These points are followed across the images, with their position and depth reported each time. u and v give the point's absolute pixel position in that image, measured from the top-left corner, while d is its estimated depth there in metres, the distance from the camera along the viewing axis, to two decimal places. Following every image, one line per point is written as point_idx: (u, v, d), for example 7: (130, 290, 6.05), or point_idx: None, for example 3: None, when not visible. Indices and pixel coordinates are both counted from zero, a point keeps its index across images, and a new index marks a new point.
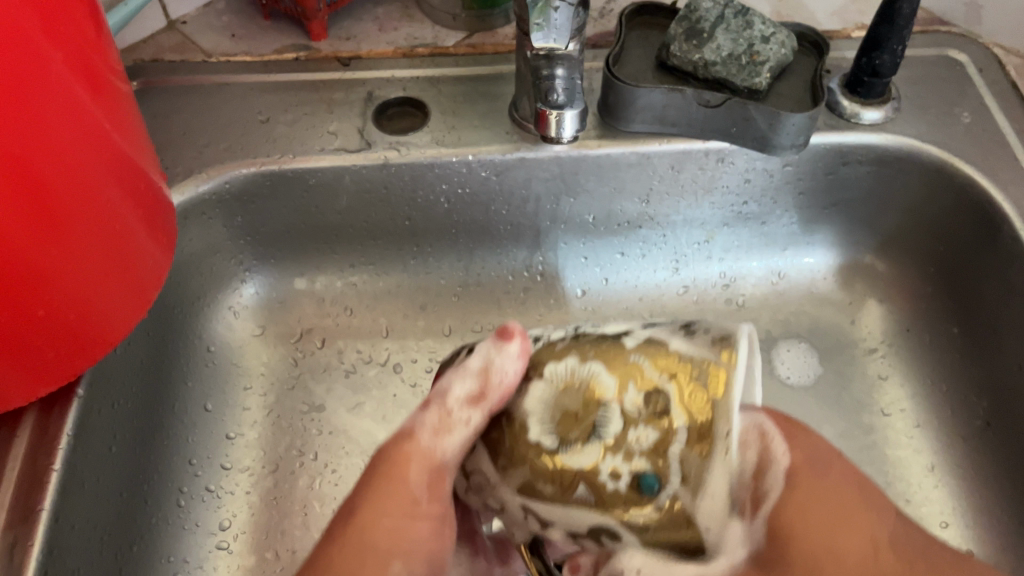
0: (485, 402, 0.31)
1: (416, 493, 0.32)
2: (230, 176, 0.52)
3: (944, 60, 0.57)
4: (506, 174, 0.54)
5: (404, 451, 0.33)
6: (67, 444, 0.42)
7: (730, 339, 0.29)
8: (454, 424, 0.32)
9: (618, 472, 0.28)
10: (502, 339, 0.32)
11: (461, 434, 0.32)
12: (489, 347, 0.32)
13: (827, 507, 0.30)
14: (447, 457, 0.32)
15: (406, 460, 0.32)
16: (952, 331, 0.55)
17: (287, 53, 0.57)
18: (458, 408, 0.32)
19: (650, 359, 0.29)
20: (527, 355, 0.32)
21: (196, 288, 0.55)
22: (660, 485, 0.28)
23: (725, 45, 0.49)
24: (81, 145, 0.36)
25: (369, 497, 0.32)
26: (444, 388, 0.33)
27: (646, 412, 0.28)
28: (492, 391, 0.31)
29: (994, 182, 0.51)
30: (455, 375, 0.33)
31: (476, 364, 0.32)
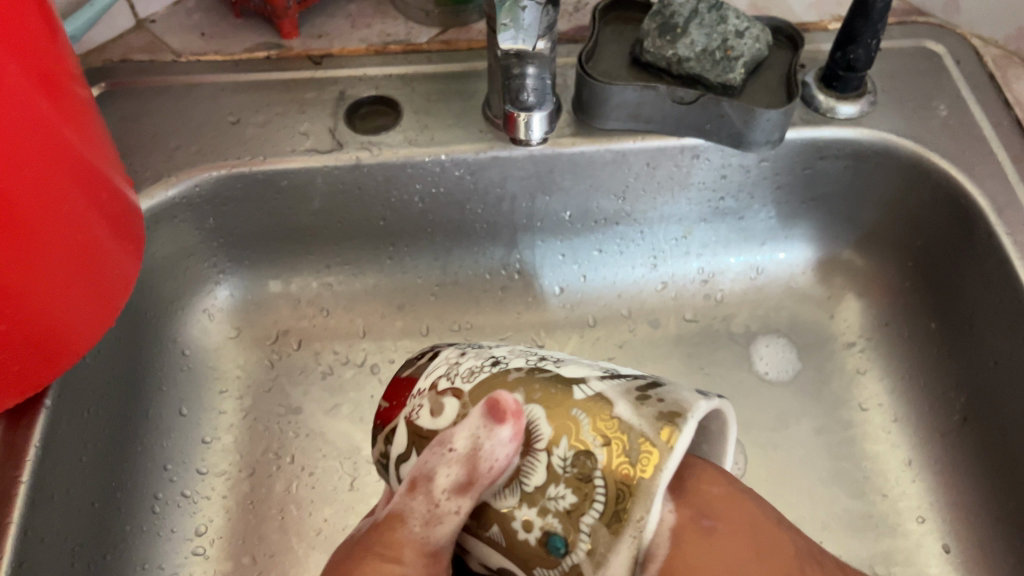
0: (475, 489, 0.30)
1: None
2: (200, 179, 0.51)
3: (922, 52, 0.57)
4: (480, 173, 0.53)
5: (392, 537, 0.29)
6: (35, 457, 0.41)
7: (675, 419, 0.30)
8: (443, 514, 0.30)
9: (530, 527, 0.30)
10: (495, 418, 0.30)
11: (451, 524, 0.30)
12: (480, 427, 0.30)
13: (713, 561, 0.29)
14: (440, 545, 0.30)
15: (397, 545, 0.29)
16: (930, 325, 0.55)
17: (258, 52, 0.56)
18: (446, 498, 0.30)
19: (591, 419, 0.30)
20: (518, 437, 0.30)
21: (170, 292, 0.54)
22: (566, 549, 0.29)
23: (699, 41, 0.49)
24: (40, 155, 0.35)
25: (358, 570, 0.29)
26: (428, 468, 0.30)
27: (570, 472, 0.30)
28: (483, 479, 0.30)
29: (970, 177, 0.51)
30: (440, 457, 0.30)
31: (463, 445, 0.30)
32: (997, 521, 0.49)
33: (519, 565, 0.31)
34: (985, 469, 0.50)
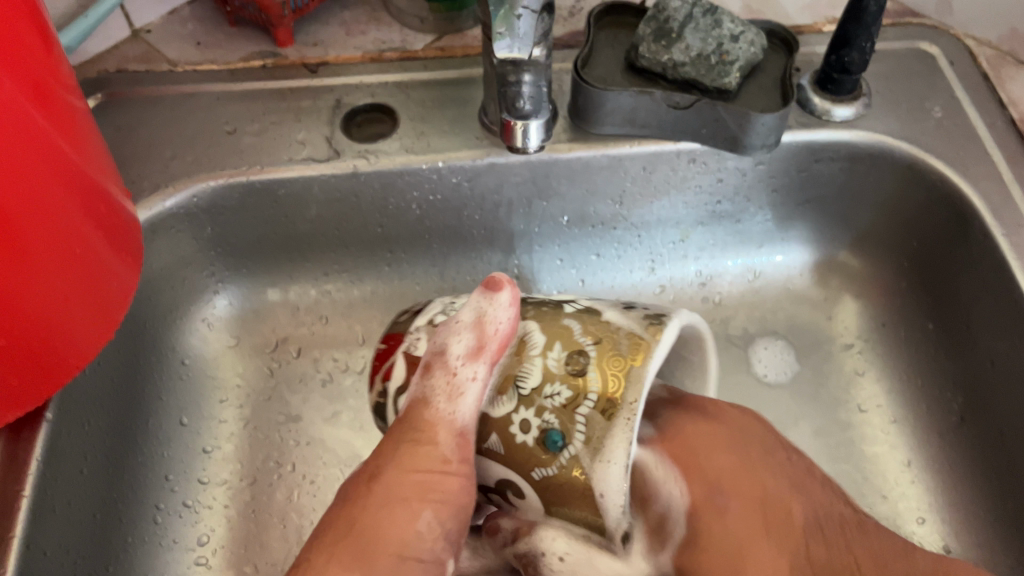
0: (484, 354, 0.36)
1: (445, 452, 0.34)
2: (198, 189, 0.51)
3: (915, 53, 0.57)
4: (477, 179, 0.53)
5: (426, 419, 0.35)
6: (37, 470, 0.42)
7: (658, 322, 0.37)
8: (462, 383, 0.36)
9: (529, 425, 0.35)
10: (490, 291, 0.38)
11: (471, 395, 0.36)
12: (481, 300, 0.37)
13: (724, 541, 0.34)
14: (464, 419, 0.35)
15: (431, 426, 0.35)
16: (927, 326, 0.55)
17: (253, 60, 0.56)
18: (463, 366, 0.36)
19: (582, 326, 0.37)
20: (516, 304, 0.37)
21: (169, 302, 0.54)
22: (564, 443, 0.34)
23: (694, 45, 0.49)
24: (37, 169, 0.35)
25: (397, 454, 0.34)
26: (438, 352, 0.37)
27: (566, 370, 0.35)
28: (490, 343, 0.36)
29: (965, 178, 0.51)
30: (450, 334, 0.37)
31: (468, 317, 0.37)
32: (997, 521, 0.49)
33: (519, 469, 0.36)
34: (985, 469, 0.50)
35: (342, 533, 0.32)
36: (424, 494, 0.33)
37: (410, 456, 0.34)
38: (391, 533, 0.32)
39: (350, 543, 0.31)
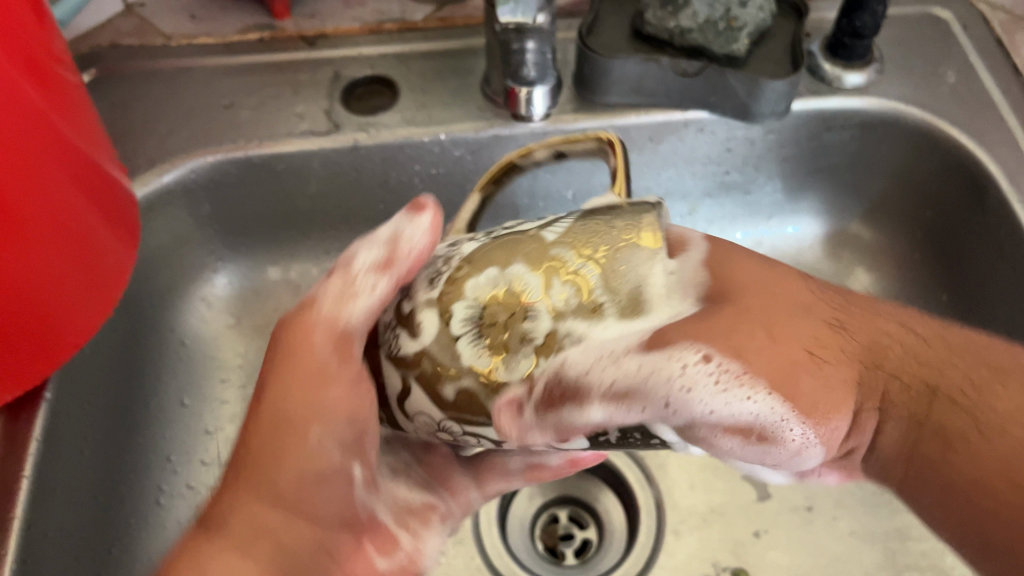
0: (392, 269, 0.33)
1: (321, 356, 0.34)
2: (195, 165, 0.50)
3: (928, 18, 0.56)
4: (481, 152, 0.52)
5: (305, 319, 0.35)
6: (37, 451, 0.41)
7: None
8: (361, 290, 0.34)
9: None
10: (413, 210, 0.35)
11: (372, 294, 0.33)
12: (400, 220, 0.35)
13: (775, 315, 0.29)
14: (349, 320, 0.34)
15: (309, 328, 0.35)
16: (941, 299, 0.54)
17: (250, 33, 0.55)
18: (365, 276, 0.34)
19: None
20: (436, 228, 0.35)
21: (168, 281, 0.53)
22: None
23: (703, 10, 0.47)
24: (32, 144, 0.34)
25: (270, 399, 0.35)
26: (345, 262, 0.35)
27: None
28: (400, 259, 0.33)
29: (980, 144, 0.50)
30: (361, 243, 0.35)
31: (384, 233, 0.35)
32: None
33: None
34: None
35: (239, 470, 0.34)
36: (315, 411, 0.34)
37: (297, 375, 0.34)
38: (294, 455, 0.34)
39: (251, 476, 0.33)
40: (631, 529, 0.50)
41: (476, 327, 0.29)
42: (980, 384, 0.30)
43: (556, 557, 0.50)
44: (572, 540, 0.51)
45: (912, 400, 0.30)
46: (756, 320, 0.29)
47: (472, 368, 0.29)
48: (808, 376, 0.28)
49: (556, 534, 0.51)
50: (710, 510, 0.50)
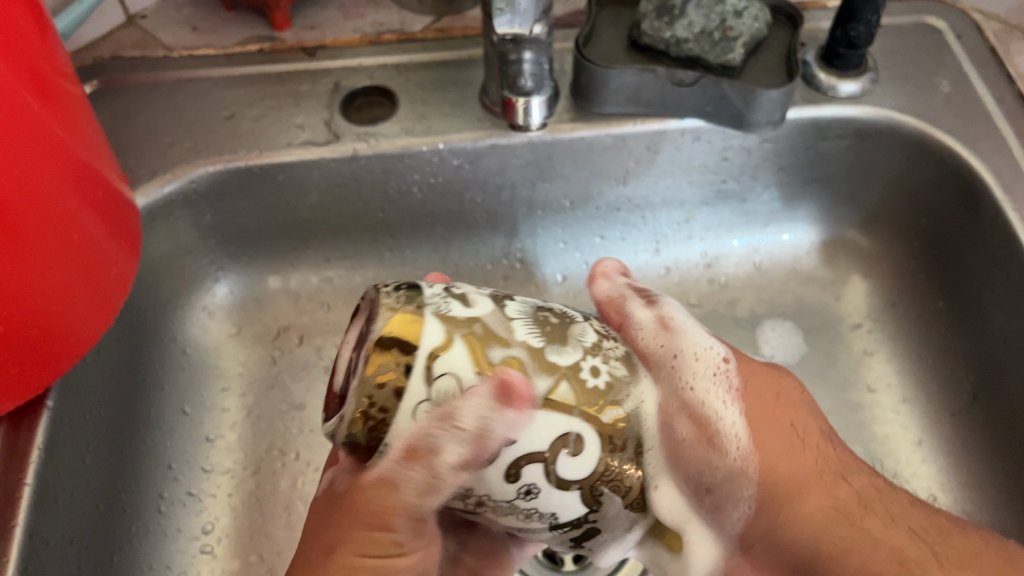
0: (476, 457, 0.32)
1: (397, 536, 0.37)
2: (196, 175, 0.51)
3: (922, 28, 0.56)
4: (479, 161, 0.53)
5: (385, 504, 0.35)
6: (39, 458, 0.41)
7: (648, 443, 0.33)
8: (439, 481, 0.32)
9: (597, 373, 0.32)
10: (502, 399, 0.30)
11: (478, 450, 0.31)
12: (487, 407, 0.30)
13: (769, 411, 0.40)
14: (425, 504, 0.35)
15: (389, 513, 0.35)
16: (937, 305, 0.54)
17: (250, 45, 0.56)
18: (451, 471, 0.32)
19: (587, 385, 0.32)
20: (523, 402, 0.30)
21: (169, 290, 0.54)
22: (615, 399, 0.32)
23: (697, 21, 0.48)
24: (34, 156, 0.35)
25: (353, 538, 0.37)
26: (424, 442, 0.31)
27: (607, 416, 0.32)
28: (492, 448, 0.31)
29: (975, 152, 0.50)
30: (436, 436, 0.31)
31: (468, 422, 0.30)
32: (1012, 500, 0.48)
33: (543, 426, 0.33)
34: (996, 447, 0.50)
35: None
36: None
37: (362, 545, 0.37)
38: None
39: None
40: None
41: (529, 322, 0.32)
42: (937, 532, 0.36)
43: (555, 564, 0.50)
44: None
45: (868, 496, 0.38)
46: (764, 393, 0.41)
47: (525, 343, 0.31)
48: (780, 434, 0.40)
49: None
50: None
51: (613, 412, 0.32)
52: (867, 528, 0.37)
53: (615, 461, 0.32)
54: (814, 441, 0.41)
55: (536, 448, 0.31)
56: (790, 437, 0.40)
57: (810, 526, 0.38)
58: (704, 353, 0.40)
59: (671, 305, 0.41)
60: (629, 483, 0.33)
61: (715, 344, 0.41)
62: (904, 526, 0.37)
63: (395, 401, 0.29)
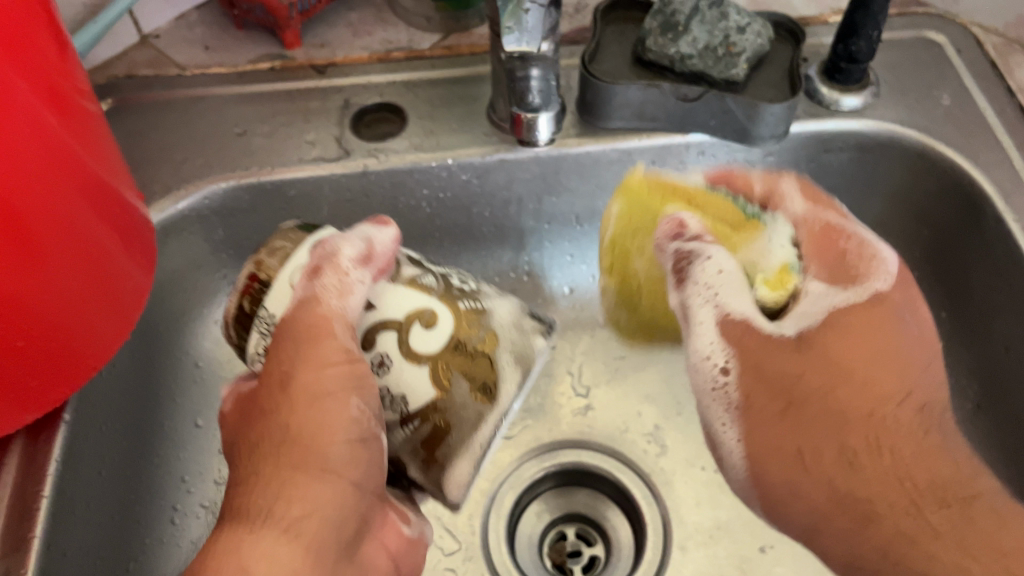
0: (373, 263, 0.39)
1: (344, 343, 0.38)
2: (209, 192, 0.51)
3: (922, 42, 0.57)
4: (487, 176, 0.54)
5: (317, 314, 0.37)
6: (56, 471, 0.42)
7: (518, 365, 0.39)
8: (345, 285, 0.38)
9: (470, 305, 0.38)
10: (378, 224, 0.41)
11: (359, 296, 0.38)
12: (369, 228, 0.41)
13: (861, 342, 0.43)
14: (351, 313, 0.38)
15: (322, 320, 0.37)
16: (940, 315, 0.55)
17: (261, 63, 0.57)
18: (353, 268, 0.39)
19: (455, 309, 0.38)
20: (398, 239, 0.41)
21: (182, 304, 0.54)
22: (482, 333, 0.38)
23: (701, 37, 0.49)
24: (55, 173, 0.36)
25: (300, 355, 0.37)
26: (327, 255, 0.39)
27: (473, 344, 0.37)
28: (378, 257, 0.39)
29: (975, 165, 0.51)
30: (331, 242, 0.39)
31: (353, 236, 0.40)
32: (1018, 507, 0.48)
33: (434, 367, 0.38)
34: (1001, 455, 0.50)
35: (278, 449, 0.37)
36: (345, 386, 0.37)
37: (323, 364, 0.37)
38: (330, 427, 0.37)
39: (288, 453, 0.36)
40: (637, 545, 0.51)
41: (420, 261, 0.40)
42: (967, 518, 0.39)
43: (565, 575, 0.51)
44: (580, 557, 0.52)
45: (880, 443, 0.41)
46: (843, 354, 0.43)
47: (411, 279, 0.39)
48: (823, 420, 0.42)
49: (564, 551, 0.52)
50: (716, 526, 0.51)
51: (469, 304, 0.38)
52: (874, 516, 0.40)
53: (465, 341, 0.37)
54: (882, 385, 0.43)
55: (392, 318, 0.38)
56: (847, 387, 0.42)
57: (838, 487, 0.41)
58: (730, 338, 0.44)
59: (705, 262, 0.45)
60: (472, 368, 0.37)
61: (723, 345, 0.44)
62: (908, 480, 0.40)
63: (280, 262, 0.38)
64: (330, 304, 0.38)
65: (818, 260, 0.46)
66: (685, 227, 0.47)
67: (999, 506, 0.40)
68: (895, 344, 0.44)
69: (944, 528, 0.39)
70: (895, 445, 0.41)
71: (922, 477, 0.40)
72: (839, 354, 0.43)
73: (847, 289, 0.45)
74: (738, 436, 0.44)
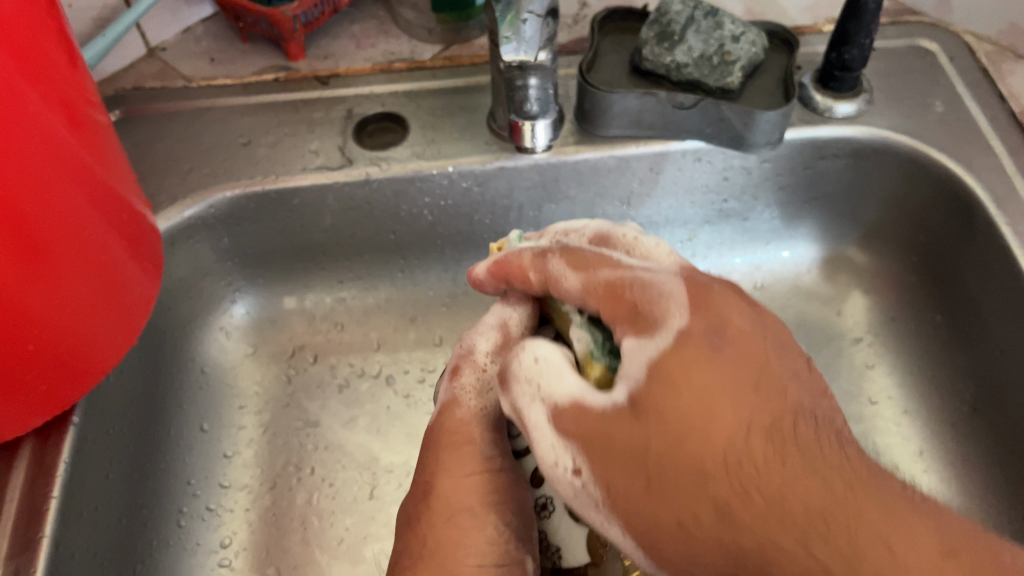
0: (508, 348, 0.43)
1: (484, 449, 0.39)
2: (215, 200, 0.52)
3: (915, 51, 0.58)
4: (487, 183, 0.55)
5: (460, 418, 0.40)
6: (64, 473, 0.43)
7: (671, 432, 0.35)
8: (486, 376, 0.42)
9: None
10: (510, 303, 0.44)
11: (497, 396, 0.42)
12: (501, 311, 0.44)
13: (700, 377, 0.31)
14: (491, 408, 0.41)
15: (466, 424, 0.40)
16: (936, 319, 0.56)
17: (266, 74, 0.58)
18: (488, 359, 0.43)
19: None
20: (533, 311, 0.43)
21: (188, 311, 0.55)
22: None
23: (696, 47, 0.50)
24: (65, 181, 0.37)
25: (442, 463, 0.39)
26: (466, 352, 0.43)
27: None
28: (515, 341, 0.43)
29: (967, 170, 0.52)
30: (473, 335, 0.43)
31: (490, 322, 0.43)
32: (1011, 507, 0.49)
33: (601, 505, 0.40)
34: (996, 457, 0.51)
35: (416, 555, 0.36)
36: (482, 498, 0.38)
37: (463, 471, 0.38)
38: (467, 546, 0.36)
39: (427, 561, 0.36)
40: None
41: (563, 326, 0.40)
42: (856, 547, 0.27)
43: None
44: None
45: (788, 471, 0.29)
46: (690, 389, 0.31)
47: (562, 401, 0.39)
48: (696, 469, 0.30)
49: None
50: None
51: None
52: (767, 562, 0.28)
53: None
54: (717, 419, 0.30)
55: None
56: (700, 437, 0.30)
57: (697, 551, 0.30)
58: (563, 432, 0.33)
59: (523, 353, 0.36)
60: None
61: (564, 446, 0.33)
62: (855, 535, 0.27)
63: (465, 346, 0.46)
64: (469, 402, 0.41)
65: (616, 320, 0.35)
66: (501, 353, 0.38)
67: (955, 526, 0.27)
68: (737, 383, 0.31)
69: (916, 562, 0.26)
70: (763, 485, 0.28)
71: (818, 512, 0.28)
72: (625, 425, 0.32)
73: (652, 338, 0.33)
74: (610, 512, 0.32)
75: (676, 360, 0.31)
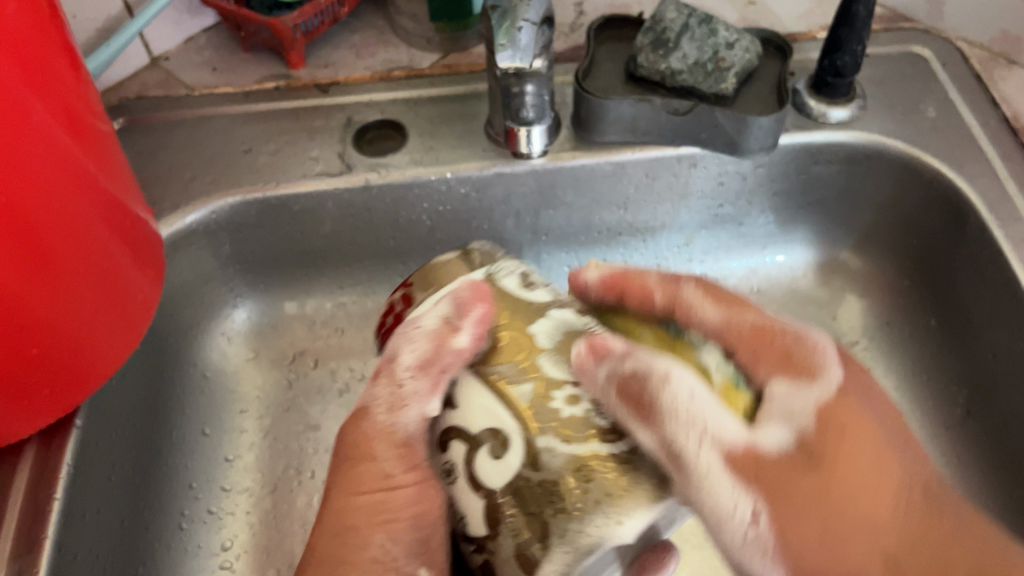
0: (429, 366, 0.37)
1: (383, 466, 0.39)
2: (216, 207, 0.53)
3: (908, 57, 0.59)
4: (485, 190, 0.55)
5: (363, 431, 0.39)
6: (67, 475, 0.43)
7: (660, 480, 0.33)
8: (407, 389, 0.38)
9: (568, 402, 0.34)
10: (473, 302, 0.37)
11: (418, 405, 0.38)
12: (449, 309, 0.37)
13: (859, 442, 0.32)
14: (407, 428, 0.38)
15: (369, 439, 0.39)
16: (930, 323, 0.56)
17: (267, 83, 0.58)
18: (410, 372, 0.37)
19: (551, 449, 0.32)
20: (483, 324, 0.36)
21: (190, 317, 0.56)
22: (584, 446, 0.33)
23: (691, 53, 0.50)
24: (68, 188, 0.37)
25: (339, 481, 0.40)
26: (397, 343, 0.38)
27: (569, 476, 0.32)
28: (445, 355, 0.36)
29: (960, 175, 0.52)
30: (402, 338, 0.38)
31: (427, 323, 0.38)
32: (1003, 509, 0.49)
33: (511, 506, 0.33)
34: (989, 459, 0.51)
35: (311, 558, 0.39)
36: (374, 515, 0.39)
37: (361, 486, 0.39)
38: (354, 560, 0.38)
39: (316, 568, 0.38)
40: None
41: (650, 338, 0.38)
42: None
43: None
44: None
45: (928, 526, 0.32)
46: (853, 450, 0.32)
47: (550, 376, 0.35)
48: (863, 521, 0.31)
49: None
50: None
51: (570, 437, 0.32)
52: None
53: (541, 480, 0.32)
54: (876, 485, 0.32)
55: (466, 426, 0.35)
56: (867, 496, 0.32)
57: None
58: (739, 474, 0.31)
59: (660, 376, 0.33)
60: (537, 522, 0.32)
61: (734, 489, 0.31)
62: None
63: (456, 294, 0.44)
64: (379, 417, 0.39)
65: (760, 357, 0.35)
66: (608, 348, 0.34)
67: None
68: (881, 438, 0.33)
69: None
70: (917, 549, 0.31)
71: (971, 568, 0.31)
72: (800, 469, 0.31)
73: (811, 386, 0.34)
74: (774, 561, 0.31)
75: (835, 411, 0.33)
